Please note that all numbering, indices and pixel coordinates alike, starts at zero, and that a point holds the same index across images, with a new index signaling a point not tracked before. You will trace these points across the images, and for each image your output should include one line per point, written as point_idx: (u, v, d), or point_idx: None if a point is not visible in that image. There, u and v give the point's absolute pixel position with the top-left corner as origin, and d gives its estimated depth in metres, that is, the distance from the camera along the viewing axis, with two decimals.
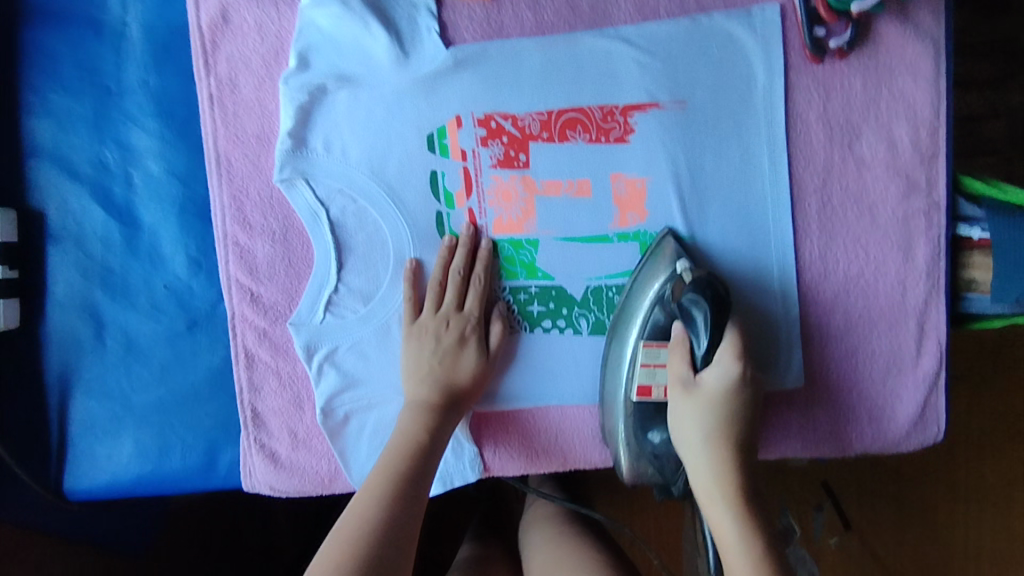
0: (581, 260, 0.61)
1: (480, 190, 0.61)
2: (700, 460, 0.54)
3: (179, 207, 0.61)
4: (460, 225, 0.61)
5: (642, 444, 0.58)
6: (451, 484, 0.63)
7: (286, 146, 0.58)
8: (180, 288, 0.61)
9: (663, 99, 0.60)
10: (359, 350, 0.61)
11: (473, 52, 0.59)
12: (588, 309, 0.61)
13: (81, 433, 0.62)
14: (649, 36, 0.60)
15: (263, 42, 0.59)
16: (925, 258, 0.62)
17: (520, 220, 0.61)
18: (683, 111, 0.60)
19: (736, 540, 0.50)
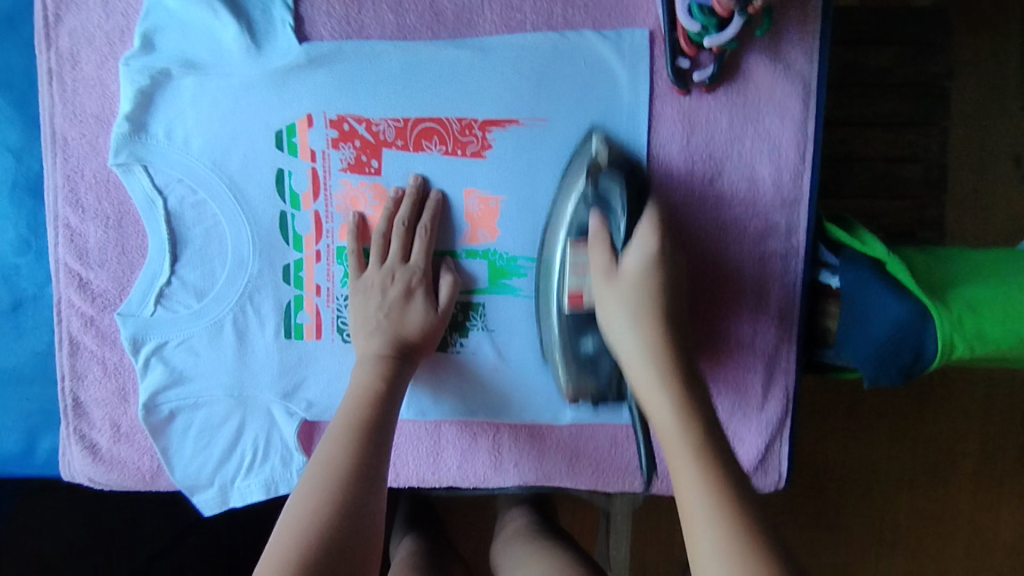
0: None
1: (328, 193, 0.59)
2: (654, 386, 0.45)
3: (12, 184, 0.59)
4: (305, 228, 0.59)
5: (576, 352, 0.57)
6: (276, 492, 0.61)
7: (123, 129, 0.56)
8: (6, 266, 0.59)
9: (522, 115, 0.58)
10: (188, 347, 0.59)
11: (327, 49, 0.57)
12: None
13: None
14: (512, 50, 0.58)
15: (107, 19, 0.57)
16: (778, 303, 0.61)
17: (368, 228, 0.59)
18: (544, 129, 0.58)
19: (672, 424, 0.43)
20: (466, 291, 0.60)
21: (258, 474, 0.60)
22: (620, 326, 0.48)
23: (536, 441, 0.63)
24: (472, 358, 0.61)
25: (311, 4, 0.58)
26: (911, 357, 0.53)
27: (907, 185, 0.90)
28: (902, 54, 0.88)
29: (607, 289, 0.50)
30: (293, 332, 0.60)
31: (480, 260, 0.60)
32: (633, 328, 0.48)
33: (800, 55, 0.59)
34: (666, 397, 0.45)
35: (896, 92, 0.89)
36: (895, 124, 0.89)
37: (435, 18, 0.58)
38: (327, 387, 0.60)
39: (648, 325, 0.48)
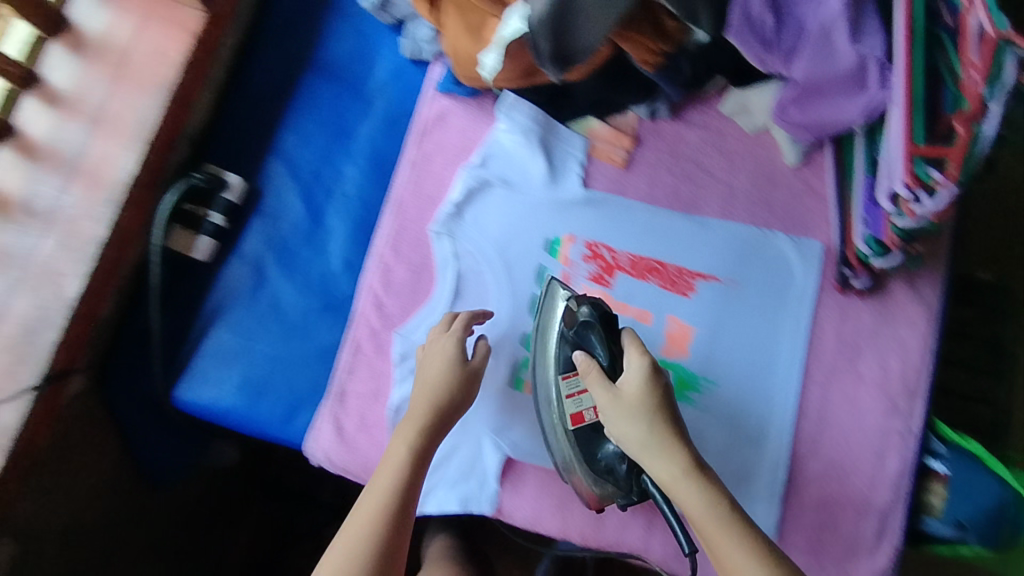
0: None
1: None
2: (671, 466, 0.63)
3: (356, 223, 0.81)
4: None
5: (597, 461, 0.69)
6: (467, 509, 0.74)
7: (450, 210, 0.79)
8: (329, 277, 0.80)
9: (722, 274, 0.81)
10: None
11: (599, 196, 0.82)
12: None
13: (209, 358, 0.76)
14: (726, 229, 0.82)
15: (461, 138, 0.82)
16: (894, 469, 0.76)
17: None
18: (734, 288, 0.80)
19: (699, 498, 0.62)
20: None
21: (457, 489, 0.74)
22: (669, 467, 0.63)
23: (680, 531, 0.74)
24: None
25: (595, 166, 0.82)
26: (1006, 527, 0.70)
27: (981, 421, 1.03)
28: (982, 314, 1.08)
29: (643, 450, 0.64)
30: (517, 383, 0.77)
31: (669, 369, 0.78)
32: (638, 425, 0.64)
33: (929, 288, 0.80)
34: (687, 484, 0.63)
35: (977, 341, 1.07)
36: (977, 368, 1.06)
37: (676, 196, 0.82)
38: (530, 434, 0.75)
39: (658, 423, 0.64)
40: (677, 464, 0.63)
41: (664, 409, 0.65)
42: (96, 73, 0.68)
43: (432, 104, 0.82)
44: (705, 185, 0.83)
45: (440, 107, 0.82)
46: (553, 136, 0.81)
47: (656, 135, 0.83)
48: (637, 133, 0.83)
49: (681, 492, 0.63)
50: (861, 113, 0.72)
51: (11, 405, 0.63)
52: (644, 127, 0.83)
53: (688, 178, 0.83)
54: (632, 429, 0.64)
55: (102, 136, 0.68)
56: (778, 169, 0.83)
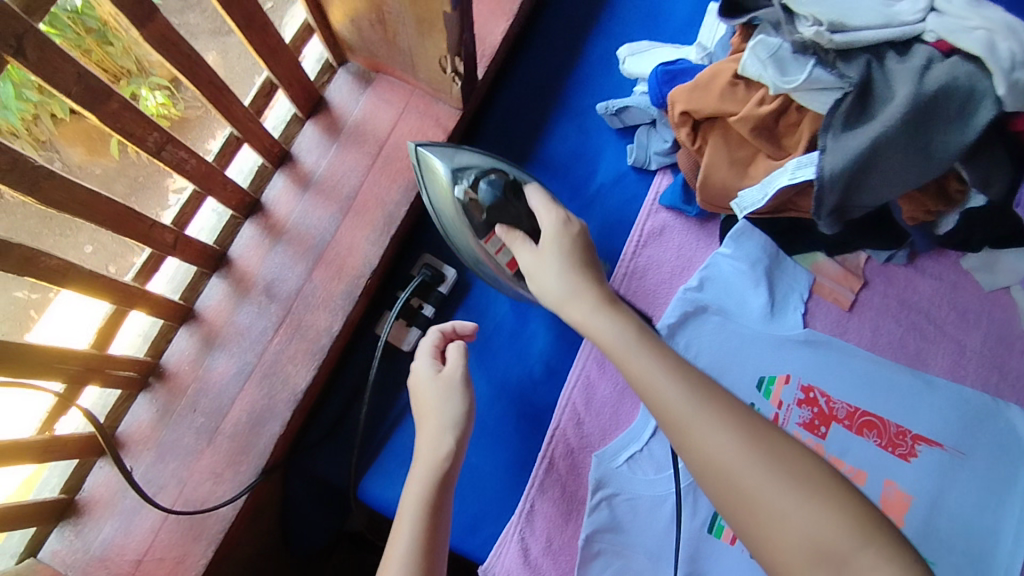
0: None
1: None
2: (608, 329, 0.57)
3: (560, 331, 0.78)
4: None
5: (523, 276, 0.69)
6: None
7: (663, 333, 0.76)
8: (527, 384, 0.76)
9: (948, 442, 0.74)
10: (633, 504, 0.72)
11: (818, 338, 0.77)
12: None
13: (394, 454, 0.72)
14: (956, 392, 0.75)
15: (678, 257, 0.79)
16: None
17: None
18: (960, 459, 0.74)
19: (664, 391, 0.52)
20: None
21: None
22: (610, 336, 0.56)
23: None
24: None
25: (816, 303, 0.78)
26: None
27: None
28: None
29: (625, 348, 0.55)
30: (714, 530, 0.71)
31: None
32: (593, 310, 0.58)
33: None
34: (647, 372, 0.54)
35: None
36: None
37: (900, 348, 0.77)
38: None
39: (578, 273, 0.60)
40: (639, 352, 0.55)
41: (580, 257, 0.61)
42: (350, 160, 0.69)
43: (653, 218, 0.80)
44: (932, 340, 0.77)
45: (661, 222, 0.80)
46: (778, 269, 0.78)
47: (885, 278, 0.79)
48: (864, 274, 0.79)
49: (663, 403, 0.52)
50: None
51: (228, 501, 0.60)
52: (872, 268, 0.79)
53: (915, 329, 0.78)
54: (643, 359, 0.54)
55: (349, 225, 0.68)
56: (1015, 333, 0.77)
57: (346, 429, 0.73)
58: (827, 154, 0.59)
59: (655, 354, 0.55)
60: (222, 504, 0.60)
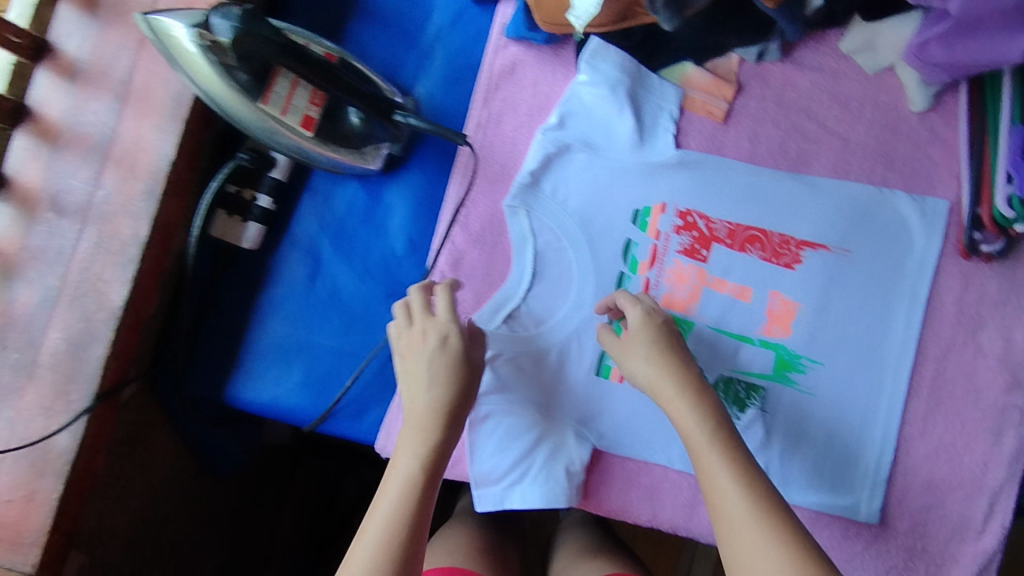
0: (725, 353, 0.71)
1: (661, 266, 0.71)
2: (681, 403, 0.57)
3: (418, 199, 0.71)
4: (636, 289, 0.71)
5: (336, 131, 0.62)
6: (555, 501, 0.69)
7: (526, 182, 0.70)
8: (391, 261, 0.71)
9: (832, 243, 0.71)
10: (517, 362, 0.70)
11: (692, 157, 0.71)
12: (715, 393, 0.71)
13: (263, 352, 0.69)
14: (839, 190, 0.72)
15: (534, 95, 0.71)
16: (1011, 447, 0.71)
17: (685, 301, 0.71)
18: (846, 258, 0.72)
19: (722, 465, 0.53)
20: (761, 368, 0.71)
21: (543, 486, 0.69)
22: (677, 407, 0.57)
23: None
24: (752, 425, 0.71)
25: (689, 121, 0.72)
26: None
27: None
28: None
29: (666, 396, 0.58)
30: (602, 371, 0.70)
31: (770, 350, 0.71)
32: (646, 363, 0.60)
33: None
34: (719, 455, 0.54)
35: None
36: None
37: (781, 153, 0.72)
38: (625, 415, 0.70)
39: (661, 351, 0.60)
40: (692, 407, 0.57)
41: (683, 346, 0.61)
42: (118, 39, 0.59)
43: (500, 55, 0.71)
44: (814, 139, 0.72)
45: (510, 57, 0.71)
46: (642, 88, 0.70)
47: (761, 79, 0.72)
48: (738, 79, 0.72)
49: (710, 464, 0.54)
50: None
51: (65, 428, 0.56)
52: (747, 71, 0.72)
53: (797, 130, 0.72)
54: (680, 413, 0.57)
55: (132, 115, 0.59)
56: (901, 116, 0.72)
57: (205, 339, 0.69)
58: None
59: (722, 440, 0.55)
60: (59, 431, 0.56)
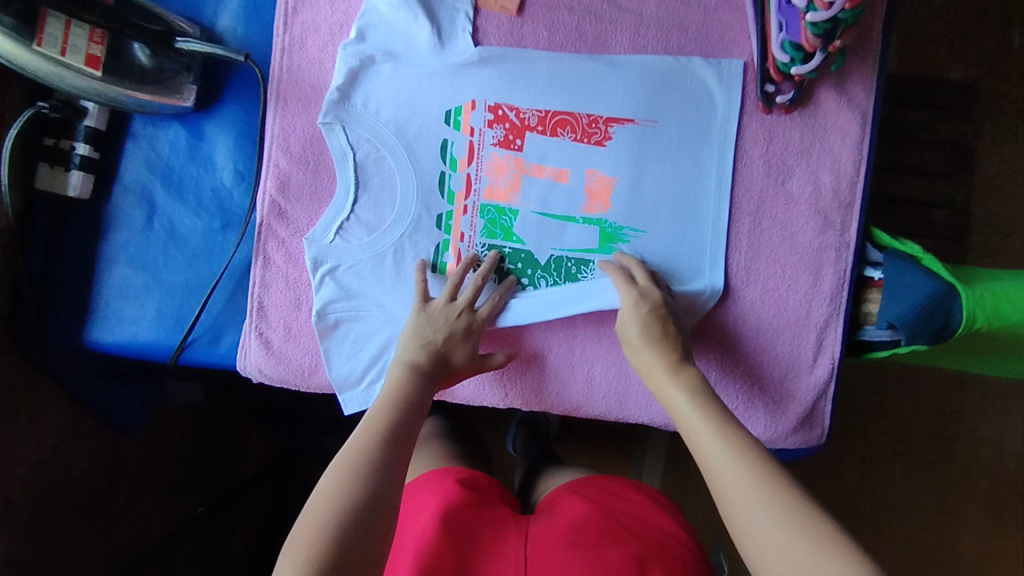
0: (551, 234, 0.75)
1: (479, 161, 0.75)
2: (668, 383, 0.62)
3: (238, 131, 0.74)
4: (457, 187, 0.74)
5: (126, 68, 0.65)
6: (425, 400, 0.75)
7: (333, 97, 0.72)
8: (223, 193, 0.75)
9: (638, 116, 0.74)
10: (355, 271, 0.73)
11: (492, 53, 0.74)
12: (548, 272, 0.75)
13: (114, 295, 0.74)
14: (638, 63, 0.75)
15: (333, 15, 0.74)
16: (830, 285, 0.75)
17: (507, 191, 0.75)
18: (654, 128, 0.74)
19: (716, 441, 0.56)
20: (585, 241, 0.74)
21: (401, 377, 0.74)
22: (667, 387, 0.62)
23: (623, 380, 0.75)
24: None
25: (485, 19, 0.74)
26: (941, 322, 0.66)
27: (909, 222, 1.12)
28: (915, 113, 1.12)
29: (688, 422, 0.59)
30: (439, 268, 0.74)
31: (593, 226, 0.75)
32: (636, 330, 0.66)
33: (861, 90, 0.74)
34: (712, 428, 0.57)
35: (905, 143, 1.12)
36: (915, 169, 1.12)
37: (578, 37, 0.75)
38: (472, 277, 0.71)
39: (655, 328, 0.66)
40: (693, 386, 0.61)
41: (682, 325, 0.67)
42: None
43: None
44: (607, 19, 0.75)
45: None
46: None
47: None
48: None
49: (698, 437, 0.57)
50: None
51: None
52: None
53: (590, 13, 0.75)
54: (674, 396, 0.61)
55: None
56: None
57: (58, 289, 0.74)
58: None
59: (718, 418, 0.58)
60: None
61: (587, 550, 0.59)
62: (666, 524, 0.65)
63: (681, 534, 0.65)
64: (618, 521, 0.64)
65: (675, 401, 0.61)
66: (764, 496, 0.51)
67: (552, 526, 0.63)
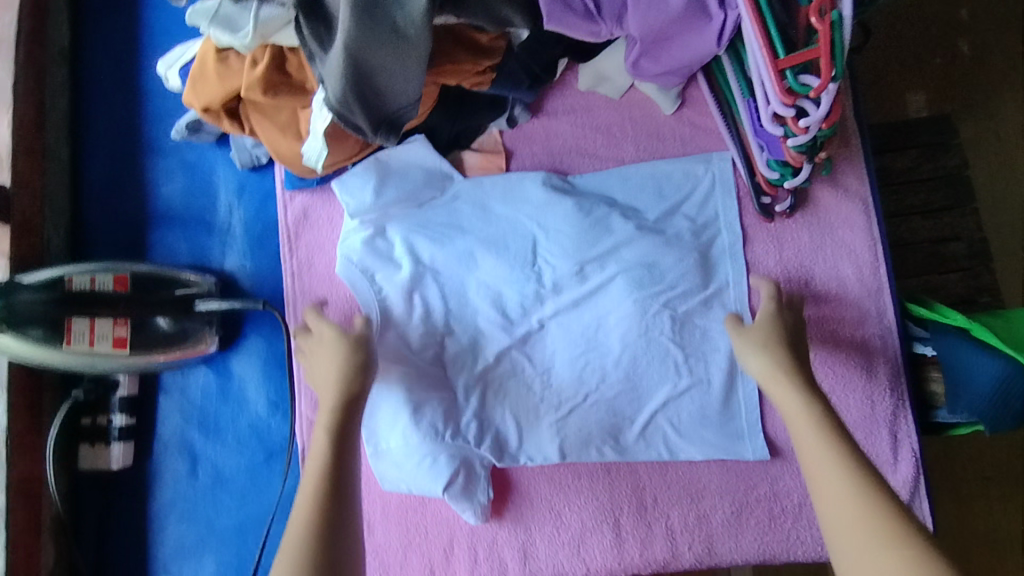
0: (588, 348, 0.75)
1: (489, 266, 0.76)
2: (804, 426, 0.56)
3: (264, 361, 0.75)
4: (483, 302, 0.75)
5: (152, 337, 0.67)
6: (525, 436, 0.73)
7: (372, 312, 0.74)
8: (259, 425, 0.74)
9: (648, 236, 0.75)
10: (414, 381, 0.72)
11: (486, 379, 0.74)
12: (589, 348, 0.75)
13: (172, 555, 0.72)
14: (629, 191, 0.77)
15: (335, 230, 0.76)
16: (886, 373, 0.73)
17: (530, 295, 0.76)
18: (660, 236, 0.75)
19: (839, 478, 0.51)
20: (658, 200, 0.76)
21: (511, 415, 0.73)
22: (811, 442, 0.54)
23: (703, 524, 0.71)
24: (641, 413, 0.73)
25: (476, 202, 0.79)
26: (1021, 402, 0.63)
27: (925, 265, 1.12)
28: (899, 156, 1.14)
29: (817, 473, 0.52)
30: (482, 368, 0.74)
31: (624, 300, 0.74)
32: (758, 358, 0.63)
33: (854, 178, 0.75)
34: (825, 449, 0.53)
35: (899, 187, 1.13)
36: (914, 210, 1.13)
37: None
38: (575, 233, 0.75)
39: (771, 352, 0.63)
40: (806, 410, 0.57)
41: (790, 333, 0.65)
42: None
43: (290, 208, 0.77)
44: (591, 172, 0.78)
45: (300, 207, 0.77)
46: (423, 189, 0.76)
47: (526, 140, 0.78)
48: (506, 147, 0.78)
49: (825, 470, 0.52)
50: (719, 38, 0.66)
51: None
52: (509, 138, 0.78)
53: (572, 170, 0.78)
54: (792, 393, 0.59)
55: None
56: (659, 122, 0.78)
57: (115, 561, 0.72)
58: (326, 85, 0.58)
59: (840, 457, 0.52)
60: None
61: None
62: None
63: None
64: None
65: (824, 457, 0.53)
66: (852, 496, 0.50)
67: None
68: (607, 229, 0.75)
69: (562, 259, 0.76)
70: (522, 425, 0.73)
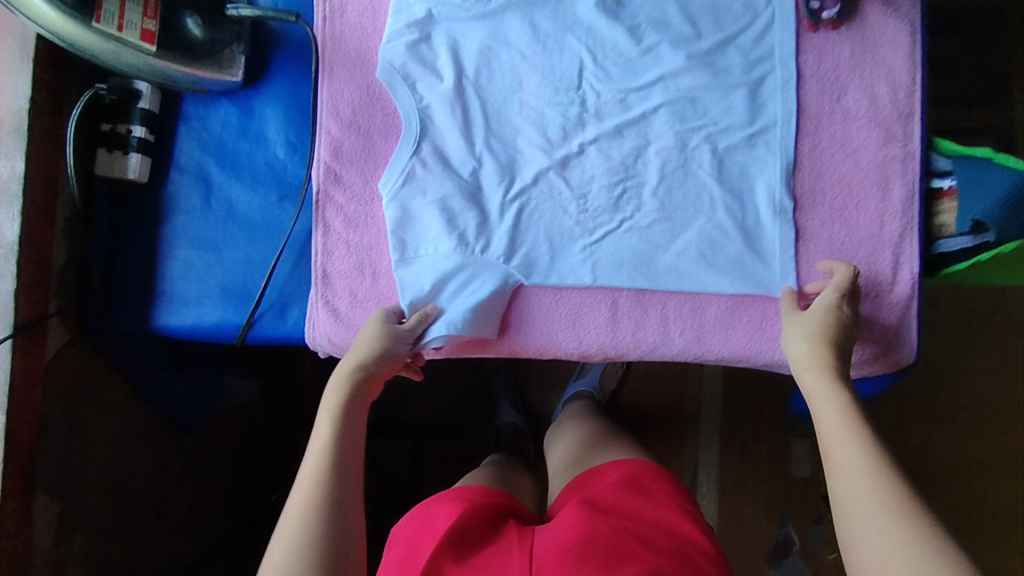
0: (624, 178, 0.74)
1: (533, 84, 0.74)
2: (835, 428, 0.55)
3: (287, 104, 0.75)
4: (523, 122, 0.74)
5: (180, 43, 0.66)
6: (557, 255, 0.73)
7: (410, 118, 0.73)
8: (277, 165, 0.75)
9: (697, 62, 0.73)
10: (445, 202, 0.72)
11: (525, 197, 0.74)
12: (628, 177, 0.74)
13: (182, 276, 0.73)
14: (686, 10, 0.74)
15: None
16: (900, 196, 0.73)
17: (571, 120, 0.74)
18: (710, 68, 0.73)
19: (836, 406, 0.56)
20: (715, 31, 0.73)
21: (544, 239, 0.73)
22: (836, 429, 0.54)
23: (697, 316, 0.74)
24: (671, 238, 0.73)
25: None
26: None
27: None
28: (944, 41, 1.11)
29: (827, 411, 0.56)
30: (518, 182, 0.74)
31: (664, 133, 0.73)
32: (799, 348, 0.62)
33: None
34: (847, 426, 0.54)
35: (938, 74, 1.11)
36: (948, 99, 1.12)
37: None
38: (624, 58, 0.74)
39: (820, 345, 0.61)
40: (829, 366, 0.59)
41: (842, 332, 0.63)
42: None
43: None
44: None
45: None
46: None
47: None
48: None
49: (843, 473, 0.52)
50: None
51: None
52: None
53: None
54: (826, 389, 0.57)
55: None
56: None
57: (123, 272, 0.74)
58: None
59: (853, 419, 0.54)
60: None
61: (597, 568, 0.53)
62: (687, 530, 0.59)
63: (702, 539, 0.58)
64: (631, 533, 0.58)
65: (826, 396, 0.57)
66: (850, 431, 0.53)
67: (555, 538, 0.57)
68: (654, 57, 0.73)
69: (610, 87, 0.74)
70: (553, 248, 0.73)
